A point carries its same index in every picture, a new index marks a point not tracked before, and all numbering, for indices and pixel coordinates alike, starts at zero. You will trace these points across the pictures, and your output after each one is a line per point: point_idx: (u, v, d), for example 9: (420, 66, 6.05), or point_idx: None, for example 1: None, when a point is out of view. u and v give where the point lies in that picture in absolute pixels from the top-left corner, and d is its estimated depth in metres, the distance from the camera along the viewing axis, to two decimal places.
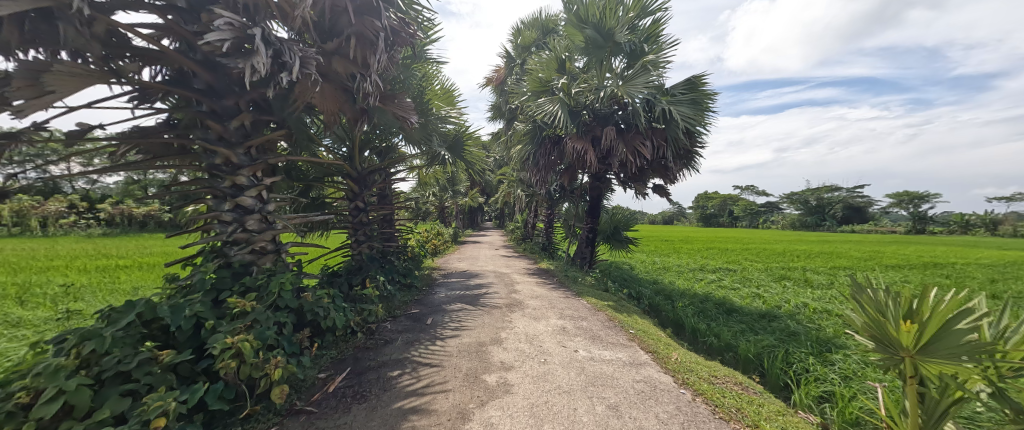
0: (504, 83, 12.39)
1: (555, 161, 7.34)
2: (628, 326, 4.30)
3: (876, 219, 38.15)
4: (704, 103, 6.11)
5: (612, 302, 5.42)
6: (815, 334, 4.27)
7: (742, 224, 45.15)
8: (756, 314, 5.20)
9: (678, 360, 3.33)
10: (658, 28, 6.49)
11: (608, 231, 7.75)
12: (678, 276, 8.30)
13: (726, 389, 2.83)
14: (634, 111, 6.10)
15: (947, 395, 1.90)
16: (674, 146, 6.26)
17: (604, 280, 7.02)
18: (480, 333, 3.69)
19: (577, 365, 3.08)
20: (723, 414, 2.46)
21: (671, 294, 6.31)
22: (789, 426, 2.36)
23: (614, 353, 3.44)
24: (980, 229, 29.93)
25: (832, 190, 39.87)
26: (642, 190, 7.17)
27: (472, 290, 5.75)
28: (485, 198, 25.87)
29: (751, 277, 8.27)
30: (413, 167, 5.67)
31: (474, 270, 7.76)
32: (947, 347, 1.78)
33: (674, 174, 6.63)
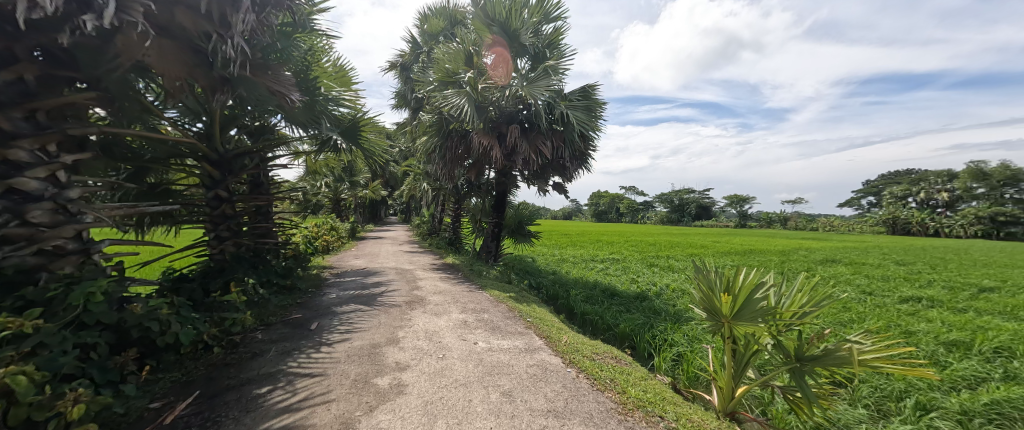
0: (409, 70, 11.75)
1: (461, 155, 7.29)
2: (527, 315, 4.55)
3: (718, 216, 48.16)
4: (596, 110, 6.78)
5: (513, 293, 5.66)
6: (672, 310, 5.17)
7: (626, 219, 52.00)
8: (633, 297, 6.05)
9: (567, 342, 3.67)
10: (558, 36, 6.97)
11: (512, 226, 8.03)
12: (573, 267, 9.13)
13: (604, 363, 3.23)
14: (536, 112, 6.41)
15: (750, 349, 2.50)
16: (571, 148, 6.82)
17: (508, 273, 7.28)
18: (374, 334, 3.45)
19: (475, 357, 3.13)
20: (600, 385, 2.79)
21: (566, 283, 6.89)
22: (648, 388, 2.82)
23: (511, 342, 3.60)
24: (777, 224, 40.44)
25: (689, 192, 48.85)
26: (543, 187, 7.63)
27: (369, 289, 5.34)
28: (388, 190, 24.31)
29: (630, 265, 9.59)
30: (296, 152, 4.95)
31: (373, 267, 7.23)
32: (749, 312, 2.35)
33: (570, 173, 7.21)
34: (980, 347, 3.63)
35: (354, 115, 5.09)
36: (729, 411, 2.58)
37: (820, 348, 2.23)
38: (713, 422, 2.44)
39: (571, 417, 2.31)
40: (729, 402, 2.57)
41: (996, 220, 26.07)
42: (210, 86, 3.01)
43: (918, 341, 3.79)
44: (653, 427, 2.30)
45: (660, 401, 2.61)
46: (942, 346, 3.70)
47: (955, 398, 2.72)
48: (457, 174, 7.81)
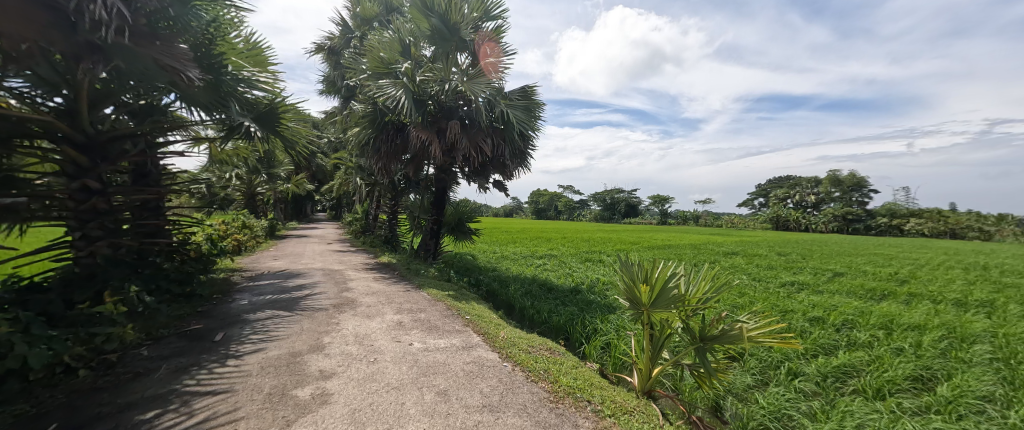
0: (340, 55, 10.88)
1: (398, 149, 6.97)
2: (466, 313, 4.52)
3: (644, 214, 52.71)
4: (535, 110, 6.93)
5: (452, 291, 5.58)
6: (603, 302, 5.54)
7: (563, 217, 54.34)
8: (568, 291, 6.34)
9: (504, 338, 3.73)
10: (499, 34, 6.99)
11: (451, 224, 7.86)
12: (512, 263, 9.27)
13: (538, 355, 3.34)
14: (476, 108, 6.36)
15: (664, 333, 2.79)
16: (511, 146, 6.88)
17: (447, 271, 7.14)
18: (295, 342, 3.16)
19: (409, 358, 3.02)
20: (534, 377, 2.89)
21: (505, 279, 6.97)
22: (578, 376, 2.99)
23: (448, 341, 3.55)
24: (691, 221, 45.58)
25: (619, 192, 52.71)
26: (484, 184, 7.63)
27: (291, 292, 4.84)
28: (316, 185, 22.32)
29: (567, 261, 10.03)
30: (198, 139, 4.30)
31: (295, 269, 6.58)
32: (664, 300, 2.62)
33: (510, 171, 7.31)
34: (834, 321, 4.49)
35: (271, 100, 4.56)
36: (647, 390, 2.86)
37: (718, 329, 2.58)
38: (633, 402, 2.68)
39: (505, 410, 2.35)
40: (647, 381, 2.85)
41: (848, 218, 32.39)
42: (74, 53, 2.49)
43: (792, 319, 4.56)
44: (582, 411, 2.45)
45: (588, 386, 2.80)
46: (809, 322, 4.51)
47: (815, 363, 3.34)
48: (393, 169, 7.44)
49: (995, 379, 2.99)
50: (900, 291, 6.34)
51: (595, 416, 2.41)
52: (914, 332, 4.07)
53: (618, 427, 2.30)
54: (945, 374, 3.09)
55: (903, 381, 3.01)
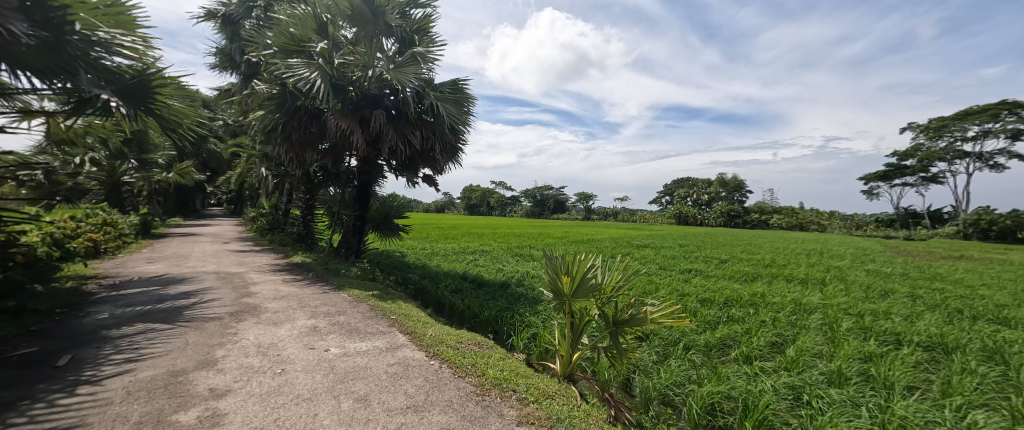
0: (240, 25, 9.44)
1: (312, 137, 6.31)
2: (391, 313, 4.31)
3: (570, 210, 55.81)
4: (466, 105, 6.78)
5: (376, 291, 5.27)
6: (531, 295, 5.75)
7: (495, 213, 54.82)
8: (498, 285, 6.44)
9: (432, 336, 3.64)
10: (428, 24, 6.75)
11: (377, 220, 7.29)
12: (443, 259, 9.10)
13: (467, 351, 3.34)
14: (403, 99, 6.02)
15: (583, 320, 3.01)
16: (441, 140, 6.67)
17: (371, 269, 6.71)
18: (177, 359, 2.68)
19: (325, 366, 2.78)
20: (462, 372, 2.89)
21: (435, 276, 6.82)
22: (505, 367, 3.07)
23: (371, 343, 3.35)
24: (611, 217, 49.65)
25: (548, 189, 55.07)
26: (413, 179, 7.32)
27: (172, 302, 4.08)
28: (207, 174, 19.06)
29: (498, 256, 10.19)
30: (31, 112, 3.37)
31: (179, 273, 5.57)
32: (582, 289, 2.82)
33: (441, 166, 7.12)
34: (720, 301, 5.32)
35: (141, 70, 3.77)
36: (567, 374, 3.06)
37: (628, 313, 2.86)
38: (555, 386, 2.85)
39: (431, 408, 2.31)
40: (568, 366, 3.05)
41: (732, 214, 38.40)
42: None
43: (689, 301, 5.28)
44: (506, 400, 2.53)
45: (513, 376, 2.89)
46: (701, 303, 5.26)
47: (702, 337, 3.93)
48: (307, 159, 6.72)
49: (823, 339, 3.86)
50: (765, 274, 7.76)
51: (519, 403, 2.51)
52: (774, 307, 5.03)
53: (539, 411, 2.42)
54: (792, 338, 3.89)
55: (764, 346, 3.71)
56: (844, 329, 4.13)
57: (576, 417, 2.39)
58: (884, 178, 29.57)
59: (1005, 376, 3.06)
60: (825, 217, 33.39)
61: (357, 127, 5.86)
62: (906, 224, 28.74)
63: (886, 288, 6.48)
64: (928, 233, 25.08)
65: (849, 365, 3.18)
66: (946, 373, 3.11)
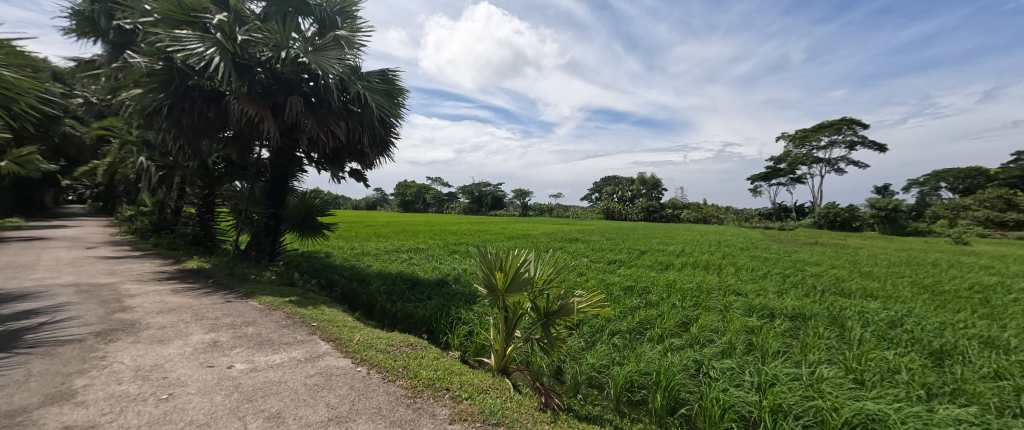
0: None
1: (211, 123, 5.46)
2: (312, 320, 3.93)
3: (507, 206, 56.60)
4: (398, 97, 6.41)
5: (294, 297, 4.77)
6: (467, 292, 5.70)
7: (431, 210, 53.26)
8: (434, 284, 6.27)
9: (360, 341, 3.41)
10: (353, 7, 6.26)
11: (296, 218, 6.45)
12: (374, 259, 8.58)
13: (398, 353, 3.19)
14: (324, 86, 5.49)
15: (517, 314, 3.07)
16: (371, 132, 6.22)
17: (288, 273, 6.03)
18: (14, 395, 2.13)
19: (227, 385, 2.44)
20: (392, 376, 2.76)
21: (364, 277, 6.40)
22: (439, 366, 3.01)
23: (287, 354, 3.03)
24: (546, 213, 51.51)
25: (485, 185, 55.27)
26: (338, 174, 6.76)
27: (6, 324, 3.21)
28: (62, 163, 15.36)
29: (434, 254, 9.92)
30: None
31: (19, 287, 4.41)
32: (516, 284, 2.89)
33: (370, 160, 6.67)
34: (640, 289, 5.85)
35: None
36: (501, 368, 3.11)
37: (559, 304, 3.00)
38: (489, 381, 2.87)
39: (356, 417, 2.17)
40: (502, 359, 3.09)
41: (651, 209, 42.51)
42: None
43: (614, 290, 5.73)
44: (439, 400, 2.48)
45: (447, 375, 2.85)
46: (624, 291, 5.74)
47: (624, 322, 4.31)
48: (204, 149, 5.78)
49: (720, 317, 4.49)
50: (677, 262, 8.76)
51: (453, 401, 2.48)
52: (684, 291, 5.70)
53: (473, 407, 2.42)
54: (697, 318, 4.45)
55: (674, 327, 4.20)
56: (736, 307, 4.85)
57: (508, 408, 2.45)
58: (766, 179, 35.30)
59: (843, 337, 3.87)
60: (723, 212, 38.76)
61: (269, 114, 5.18)
62: (781, 217, 34.71)
63: (767, 270, 7.77)
64: (796, 224, 30.63)
65: (737, 337, 3.75)
66: (805, 337, 3.83)
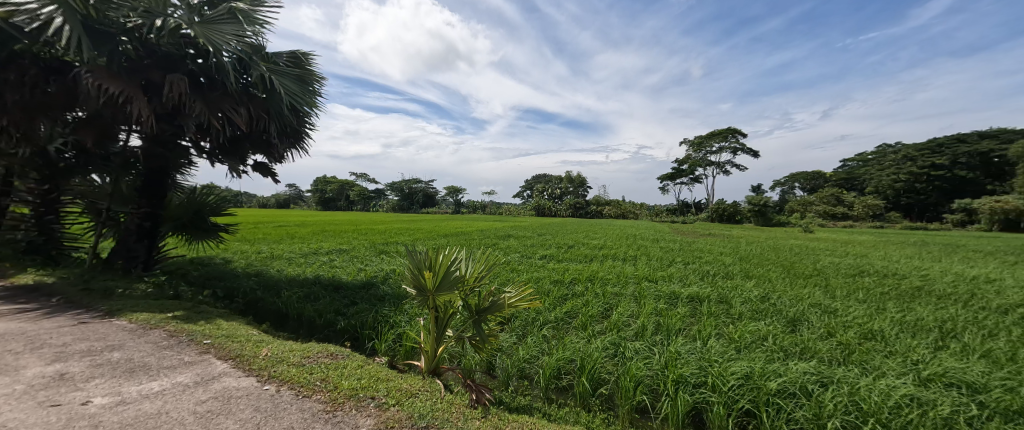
0: None
1: (52, 101, 4.30)
2: (205, 337, 3.38)
3: (440, 204, 55.30)
4: (313, 84, 5.74)
5: (181, 312, 4.03)
6: (396, 294, 5.42)
7: (355, 208, 49.54)
8: (359, 287, 5.85)
9: (268, 356, 3.02)
10: None
11: (182, 219, 5.51)
12: (286, 263, 7.68)
13: (315, 365, 2.90)
14: (217, 65, 4.68)
15: (447, 313, 3.00)
16: (279, 123, 5.51)
17: (172, 284, 5.09)
18: None
19: (81, 426, 1.96)
20: (307, 391, 2.50)
21: (275, 283, 5.70)
22: (363, 374, 2.82)
23: (170, 380, 2.55)
24: (480, 210, 51.58)
25: (416, 182, 53.33)
26: (238, 167, 5.87)
27: None
28: None
29: (359, 255, 9.25)
30: None
31: None
32: (446, 283, 2.82)
33: (279, 152, 5.90)
34: (568, 281, 6.20)
35: None
36: (432, 370, 3.02)
37: (490, 301, 3.01)
38: (419, 384, 2.78)
39: None
40: (432, 361, 3.01)
41: (577, 206, 45.26)
42: None
43: (544, 284, 5.97)
44: (362, 410, 2.33)
45: (372, 383, 2.68)
46: (553, 284, 6.02)
47: (553, 313, 4.54)
48: (42, 132, 4.54)
49: (635, 303, 4.97)
50: (600, 255, 9.47)
51: (378, 410, 2.35)
52: (607, 281, 6.19)
53: (401, 413, 2.33)
54: (617, 305, 4.85)
55: (597, 314, 4.55)
56: (649, 293, 5.42)
57: (439, 410, 2.40)
58: (672, 178, 40.07)
59: (728, 313, 4.59)
60: (639, 208, 42.98)
61: (139, 93, 4.27)
62: (684, 212, 39.74)
63: (672, 259, 8.85)
64: (695, 218, 35.36)
65: (648, 320, 4.20)
66: (702, 315, 4.45)
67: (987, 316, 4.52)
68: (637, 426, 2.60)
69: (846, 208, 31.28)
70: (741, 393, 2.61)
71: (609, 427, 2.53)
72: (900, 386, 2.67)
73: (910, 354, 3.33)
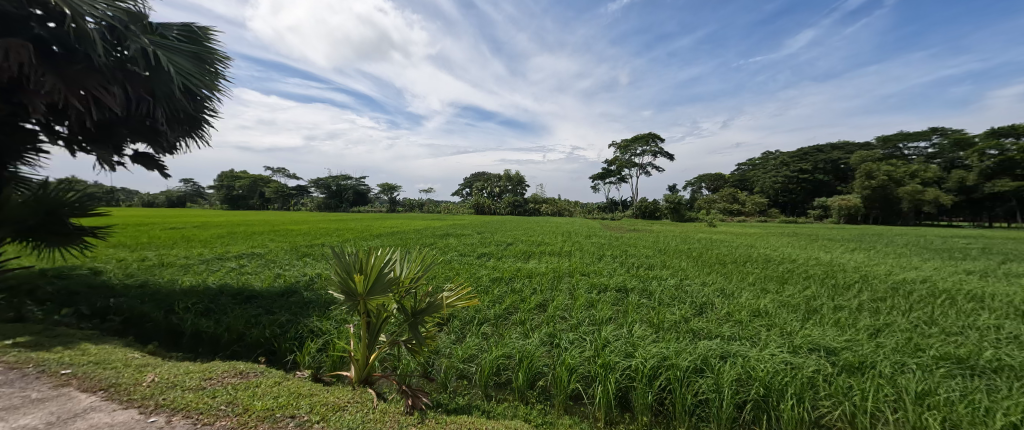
0: None
1: None
2: (64, 367, 2.73)
3: (372, 202, 52.07)
4: (214, 64, 4.94)
5: (27, 337, 3.20)
6: (321, 299, 4.96)
7: (272, 206, 44.29)
8: (276, 294, 5.24)
9: (155, 383, 2.54)
10: None
11: (28, 221, 4.25)
12: (180, 271, 6.55)
13: (219, 387, 2.52)
14: (76, 32, 3.75)
15: (380, 317, 2.83)
16: (169, 106, 4.67)
17: (14, 303, 4.02)
18: None
19: None
20: (209, 418, 2.16)
21: (165, 295, 4.83)
22: (280, 392, 2.53)
23: (10, 425, 2.01)
24: (416, 208, 49.76)
25: (345, 179, 49.57)
26: (112, 157, 4.84)
27: None
28: None
29: (276, 259, 8.29)
30: None
31: None
32: (378, 286, 2.64)
33: (170, 141, 5.01)
34: (506, 278, 6.28)
35: None
36: (363, 379, 2.83)
37: (426, 302, 2.90)
38: (348, 396, 2.58)
39: None
40: (364, 369, 2.82)
41: (515, 204, 46.09)
42: None
43: (482, 282, 5.97)
44: None
45: (292, 401, 2.41)
46: (492, 282, 6.04)
47: (491, 311, 4.55)
48: None
49: (570, 297, 5.22)
50: (537, 252, 9.76)
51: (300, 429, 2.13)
52: (543, 277, 6.40)
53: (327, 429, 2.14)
54: (553, 299, 5.04)
55: (534, 309, 4.68)
56: (582, 286, 5.73)
57: (370, 421, 2.25)
58: (602, 178, 42.95)
59: (649, 300, 5.06)
60: (573, 205, 45.26)
61: None
62: (612, 209, 42.85)
63: (603, 254, 9.48)
64: (622, 214, 38.35)
65: (581, 312, 4.44)
66: (627, 304, 4.84)
67: (835, 291, 5.67)
68: (572, 412, 2.73)
69: (740, 205, 36.58)
70: (660, 372, 2.90)
71: (546, 416, 2.62)
72: (779, 354, 3.20)
73: (786, 326, 4.02)
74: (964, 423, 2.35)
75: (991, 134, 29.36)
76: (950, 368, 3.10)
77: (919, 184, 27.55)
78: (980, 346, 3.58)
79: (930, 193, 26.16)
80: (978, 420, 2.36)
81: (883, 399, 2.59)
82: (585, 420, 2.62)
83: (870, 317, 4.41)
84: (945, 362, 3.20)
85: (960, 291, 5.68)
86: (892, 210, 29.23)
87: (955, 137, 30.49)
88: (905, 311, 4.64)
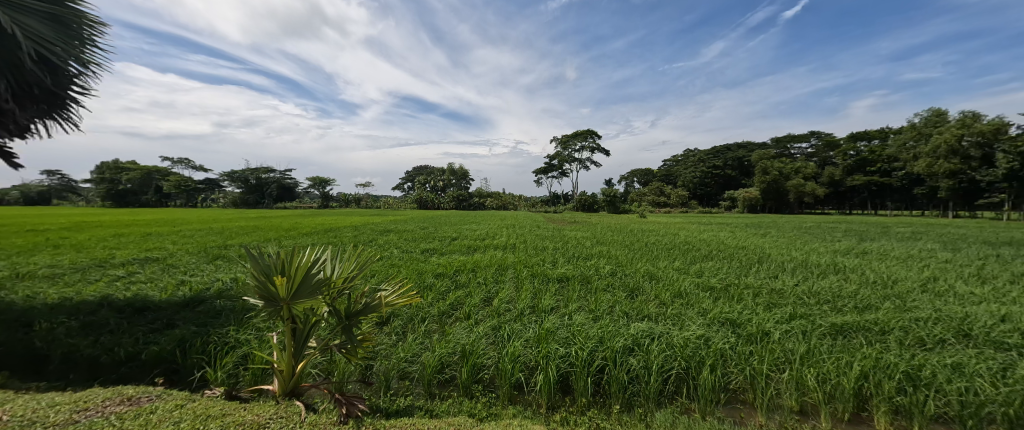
0: None
1: None
2: None
3: (301, 197, 47.61)
4: (82, 29, 4.02)
5: None
6: (239, 306, 4.40)
7: (173, 203, 38.24)
8: (178, 305, 4.51)
9: (4, 423, 2.04)
10: None
11: None
12: (43, 284, 5.31)
13: (99, 418, 2.11)
14: None
15: (309, 322, 2.56)
16: (15, 78, 3.71)
17: None
18: None
19: None
20: None
21: (19, 314, 3.88)
22: (186, 416, 2.20)
23: None
24: (353, 204, 46.55)
25: (268, 171, 44.78)
26: None
27: None
28: None
29: (179, 263, 7.18)
30: None
31: None
32: (304, 290, 2.37)
33: (17, 120, 3.99)
34: (450, 273, 6.20)
35: None
36: (289, 391, 2.56)
37: (362, 303, 2.69)
38: (270, 411, 2.32)
39: None
40: (290, 381, 2.55)
41: (459, 198, 45.52)
42: None
43: (426, 278, 5.80)
44: None
45: (199, 424, 2.11)
46: (434, 278, 5.91)
47: (433, 307, 4.46)
48: None
49: (515, 289, 5.31)
50: (481, 246, 9.78)
51: None
52: (487, 270, 6.44)
53: None
54: (498, 292, 5.06)
55: (478, 302, 4.69)
56: (526, 278, 5.88)
57: None
58: (544, 172, 44.31)
59: (587, 288, 5.38)
60: (517, 199, 46.04)
61: None
62: (554, 202, 44.49)
63: (545, 245, 9.85)
64: (564, 207, 40.01)
65: (524, 303, 4.55)
66: (568, 293, 5.07)
67: (740, 271, 6.57)
68: (516, 401, 2.77)
69: (665, 197, 40.39)
70: (598, 356, 3.06)
71: (491, 408, 2.63)
72: (696, 331, 3.60)
73: (702, 304, 4.54)
74: (832, 374, 2.86)
75: (852, 138, 35.95)
76: (823, 332, 3.75)
77: (802, 178, 32.90)
78: (844, 311, 4.38)
79: (809, 186, 31.42)
80: (841, 371, 2.88)
81: (771, 361, 3.06)
82: (529, 408, 2.68)
83: (767, 292, 5.15)
84: (820, 326, 3.85)
85: (829, 266, 6.90)
86: (782, 201, 34.59)
87: (827, 141, 36.85)
88: (790, 285, 5.53)
